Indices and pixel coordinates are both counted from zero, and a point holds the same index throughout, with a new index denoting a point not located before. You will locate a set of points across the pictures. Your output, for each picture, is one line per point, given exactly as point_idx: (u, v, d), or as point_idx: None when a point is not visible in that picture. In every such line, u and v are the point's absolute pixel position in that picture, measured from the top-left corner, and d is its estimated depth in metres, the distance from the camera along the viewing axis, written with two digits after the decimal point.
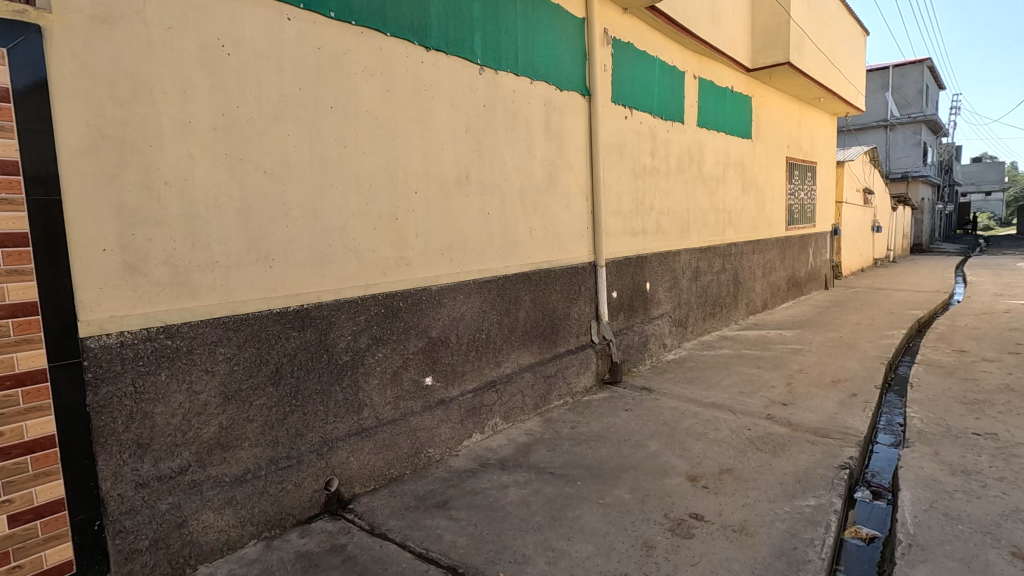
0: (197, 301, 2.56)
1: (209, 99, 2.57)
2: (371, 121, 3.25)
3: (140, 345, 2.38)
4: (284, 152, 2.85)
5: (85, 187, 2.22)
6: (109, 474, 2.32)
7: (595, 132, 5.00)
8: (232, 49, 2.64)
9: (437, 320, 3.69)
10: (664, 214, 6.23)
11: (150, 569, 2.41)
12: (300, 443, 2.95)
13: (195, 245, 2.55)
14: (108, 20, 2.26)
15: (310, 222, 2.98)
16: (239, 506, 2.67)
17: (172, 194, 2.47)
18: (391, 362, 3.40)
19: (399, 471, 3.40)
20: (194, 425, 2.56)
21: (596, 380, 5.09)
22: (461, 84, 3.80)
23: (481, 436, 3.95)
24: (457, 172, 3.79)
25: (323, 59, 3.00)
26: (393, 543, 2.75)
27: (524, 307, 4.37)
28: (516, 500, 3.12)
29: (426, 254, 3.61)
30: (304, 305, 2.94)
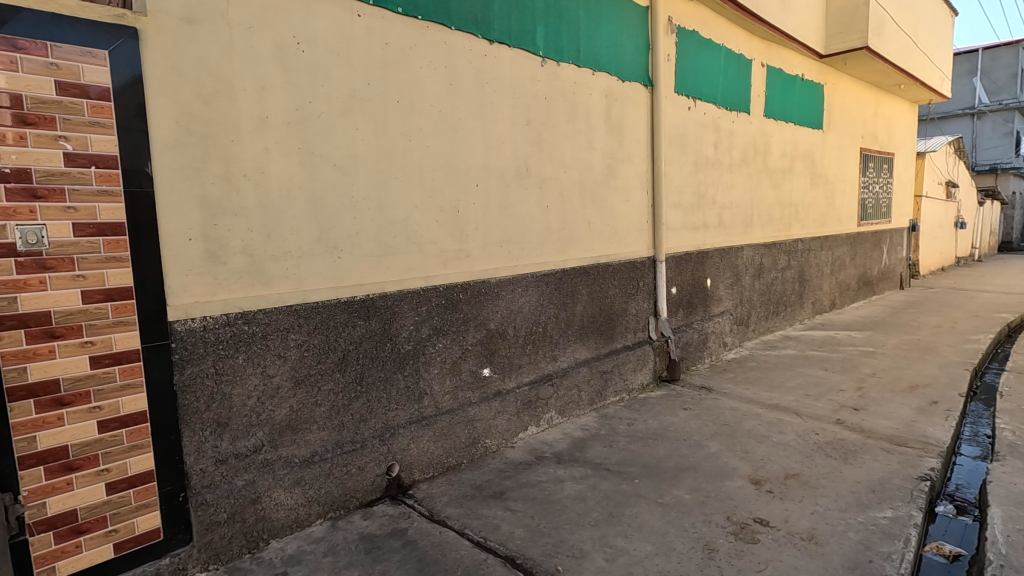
0: (270, 289, 2.68)
1: (284, 95, 2.67)
2: (435, 115, 3.29)
3: (220, 329, 2.52)
4: (353, 145, 2.93)
5: (173, 181, 2.36)
6: (192, 449, 2.48)
7: (657, 123, 4.87)
8: (305, 46, 2.73)
9: (496, 312, 3.71)
10: (727, 209, 6.02)
11: (227, 540, 2.56)
12: (364, 429, 3.05)
13: (269, 236, 2.66)
14: (195, 21, 2.38)
15: (376, 214, 3.05)
16: (307, 485, 2.79)
17: (250, 186, 2.59)
18: (450, 353, 3.45)
19: (456, 460, 3.46)
20: (268, 407, 2.69)
21: (653, 378, 4.99)
22: (523, 76, 3.79)
23: (536, 429, 3.96)
24: (517, 165, 3.79)
25: (390, 54, 3.06)
26: (451, 530, 2.80)
27: (581, 301, 4.34)
28: (572, 495, 3.12)
29: (485, 247, 3.64)
30: (370, 295, 3.03)
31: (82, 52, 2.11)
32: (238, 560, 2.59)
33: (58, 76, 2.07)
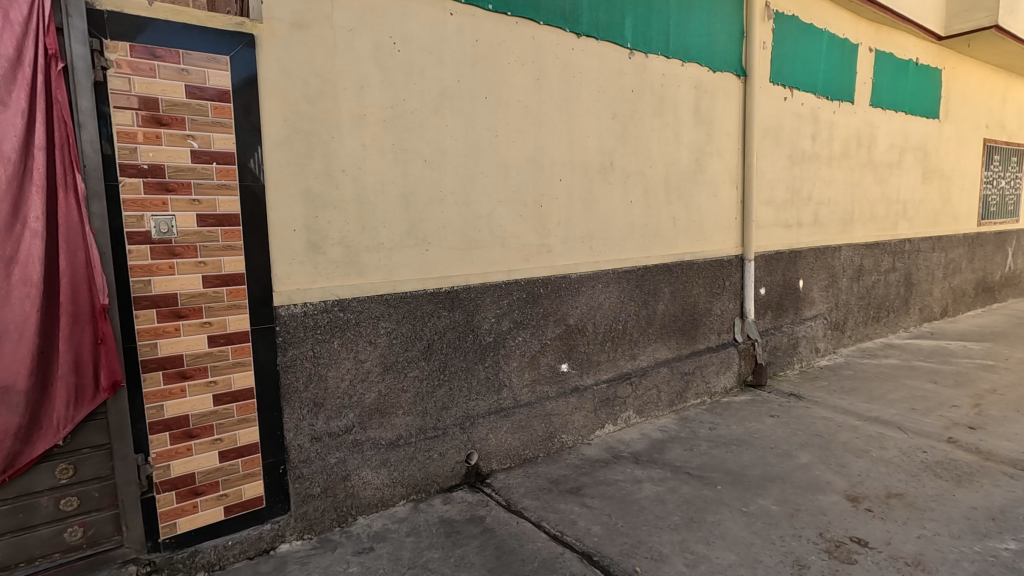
0: (364, 278, 2.82)
1: (380, 94, 2.79)
2: (521, 111, 3.32)
3: (319, 315, 2.68)
4: (442, 141, 3.02)
5: (281, 175, 2.54)
6: (291, 426, 2.66)
7: (750, 115, 4.64)
8: (401, 45, 2.84)
9: (576, 308, 3.70)
10: (824, 205, 5.63)
11: (320, 513, 2.74)
12: (445, 416, 3.15)
13: (364, 228, 2.80)
14: (304, 25, 2.55)
15: (462, 208, 3.13)
16: (393, 467, 2.92)
17: (348, 181, 2.73)
18: (530, 346, 3.48)
19: (533, 453, 3.49)
20: (359, 390, 2.83)
21: (738, 382, 4.78)
22: (610, 69, 3.73)
23: (614, 427, 3.91)
24: (601, 160, 3.75)
25: (480, 50, 3.11)
26: (528, 521, 2.83)
27: (663, 299, 4.22)
28: (651, 496, 3.05)
29: (567, 242, 3.63)
30: (454, 287, 3.12)
31: (208, 59, 2.32)
32: (329, 532, 2.76)
33: (188, 80, 2.29)
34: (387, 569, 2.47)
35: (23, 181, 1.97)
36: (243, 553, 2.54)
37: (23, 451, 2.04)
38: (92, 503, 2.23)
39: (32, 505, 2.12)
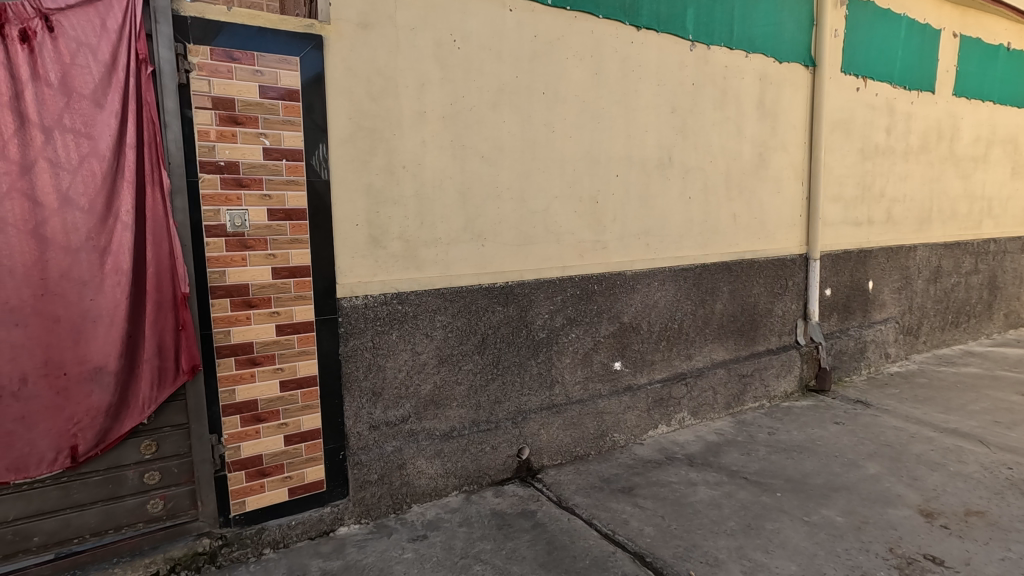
0: (422, 272, 2.88)
1: (440, 91, 2.84)
2: (578, 106, 3.29)
3: (379, 307, 2.76)
4: (499, 137, 3.04)
5: (345, 171, 2.63)
6: (351, 414, 2.76)
7: (818, 107, 4.42)
8: (461, 43, 2.87)
9: (630, 306, 3.64)
10: (898, 202, 5.30)
11: (377, 499, 2.82)
12: (498, 410, 3.17)
13: (423, 223, 2.86)
14: (368, 26, 2.62)
15: (518, 203, 3.14)
16: (446, 458, 2.98)
17: (408, 177, 2.79)
18: (583, 343, 3.46)
19: (584, 450, 3.47)
20: (415, 381, 2.90)
21: (799, 386, 4.58)
22: (670, 62, 3.64)
23: (667, 428, 3.83)
24: (660, 155, 3.67)
25: (538, 46, 3.11)
26: (580, 519, 2.83)
27: (721, 299, 4.10)
28: (706, 500, 2.98)
29: (622, 238, 3.58)
30: (509, 282, 3.14)
31: (280, 60, 2.43)
32: (385, 518, 2.84)
33: (262, 81, 2.40)
34: (441, 557, 2.52)
35: (115, 177, 2.12)
36: (305, 534, 2.66)
37: (112, 427, 2.20)
38: (172, 478, 2.39)
39: (120, 477, 2.29)
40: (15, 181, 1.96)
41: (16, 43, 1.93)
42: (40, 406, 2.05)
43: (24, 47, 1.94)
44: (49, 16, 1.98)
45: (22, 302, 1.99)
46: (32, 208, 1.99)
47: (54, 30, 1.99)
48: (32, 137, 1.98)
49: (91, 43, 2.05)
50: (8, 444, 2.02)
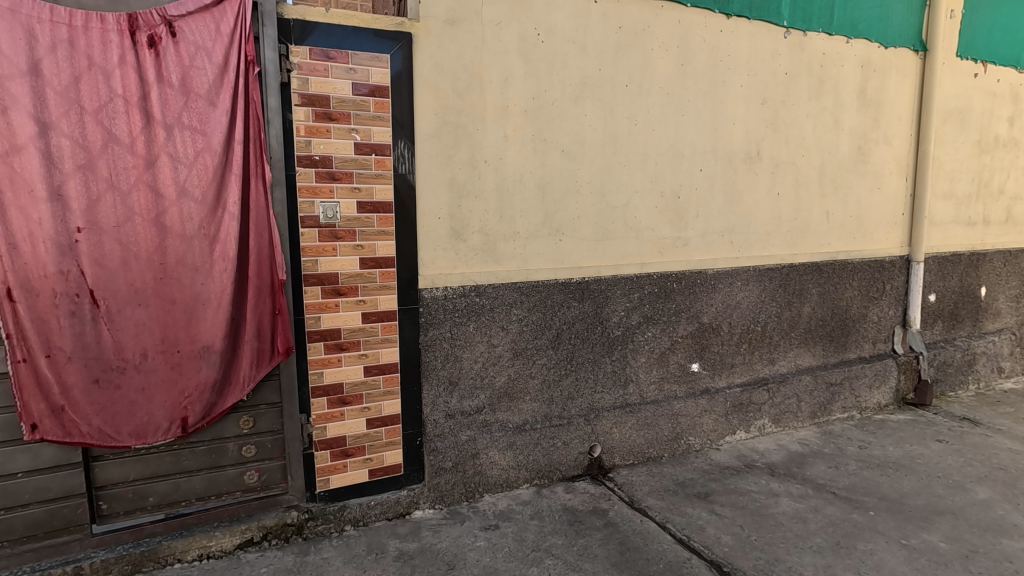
0: (500, 266, 2.91)
1: (524, 85, 2.84)
2: (662, 98, 3.20)
3: (457, 299, 2.82)
4: (581, 131, 3.01)
5: (430, 166, 2.70)
6: (429, 401, 2.84)
7: (929, 95, 4.05)
8: (545, 36, 2.86)
9: (711, 306, 3.51)
10: (1019, 201, 4.77)
11: (450, 486, 2.89)
12: (571, 406, 3.16)
13: (503, 217, 2.88)
14: (455, 22, 2.67)
15: (597, 198, 3.10)
16: (518, 450, 3.00)
17: (489, 171, 2.82)
18: (659, 343, 3.37)
19: (658, 452, 3.38)
20: (490, 373, 2.94)
21: (895, 399, 4.24)
22: (763, 50, 3.45)
23: (745, 435, 3.67)
24: (747, 148, 3.50)
25: (623, 37, 3.04)
26: (653, 521, 2.77)
27: (810, 302, 3.86)
28: (790, 513, 2.82)
29: (705, 235, 3.45)
30: (586, 278, 3.11)
31: (372, 58, 2.53)
32: (458, 504, 2.91)
33: (355, 79, 2.50)
34: (513, 548, 2.55)
35: (224, 170, 2.29)
36: (383, 514, 2.76)
37: (217, 402, 2.38)
38: (266, 452, 2.56)
39: (222, 448, 2.48)
40: (141, 174, 2.15)
41: (144, 47, 2.12)
42: (157, 379, 2.25)
43: (151, 51, 2.13)
44: (172, 22, 2.16)
45: (145, 284, 2.19)
46: (155, 199, 2.18)
47: (176, 35, 2.17)
48: (156, 133, 2.16)
49: (207, 46, 2.22)
50: (131, 412, 2.24)
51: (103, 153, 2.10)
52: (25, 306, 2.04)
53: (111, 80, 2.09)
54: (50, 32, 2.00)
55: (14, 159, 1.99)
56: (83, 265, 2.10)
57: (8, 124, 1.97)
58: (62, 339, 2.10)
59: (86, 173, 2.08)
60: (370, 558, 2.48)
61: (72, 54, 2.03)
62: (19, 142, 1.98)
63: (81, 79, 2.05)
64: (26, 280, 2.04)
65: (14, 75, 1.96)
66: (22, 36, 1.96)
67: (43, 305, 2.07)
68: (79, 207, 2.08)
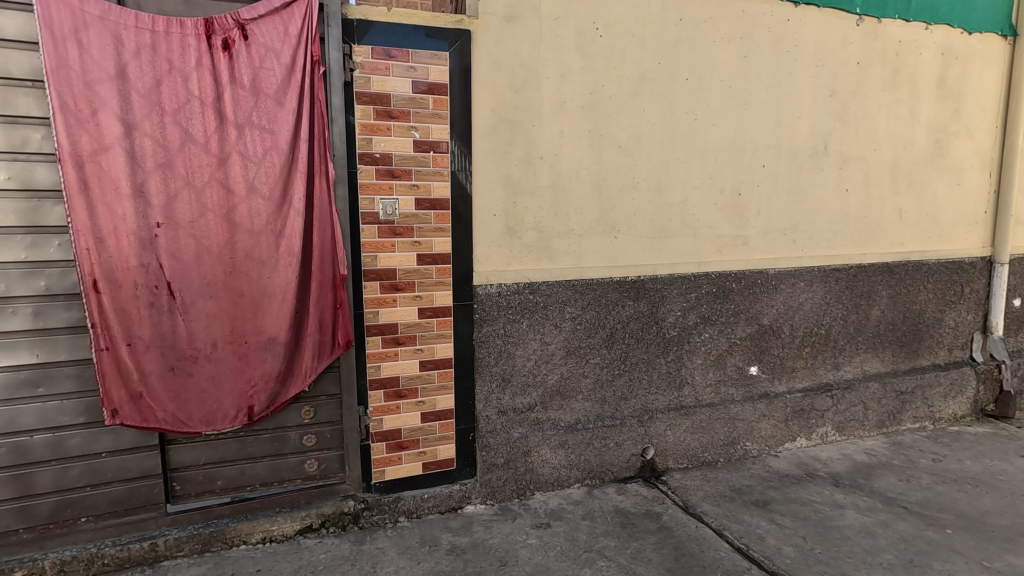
0: (554, 263, 2.89)
1: (581, 80, 2.81)
2: (724, 92, 3.09)
3: (511, 296, 2.82)
4: (638, 127, 2.95)
5: (487, 163, 2.70)
6: (481, 398, 2.85)
7: (1017, 84, 3.75)
8: (604, 30, 2.81)
9: (771, 307, 3.37)
10: None
11: (501, 483, 2.90)
12: (624, 406, 3.11)
13: (557, 214, 2.86)
14: (513, 18, 2.66)
15: (654, 194, 3.03)
16: (570, 449, 2.98)
17: (545, 168, 2.81)
18: (716, 344, 3.27)
19: (713, 456, 3.29)
20: (543, 371, 2.93)
21: (972, 410, 3.97)
22: (833, 39, 3.29)
23: (806, 442, 3.51)
24: (814, 142, 3.34)
25: (684, 29, 2.96)
26: (708, 528, 2.69)
27: (879, 305, 3.65)
28: (858, 527, 2.68)
29: (766, 234, 3.31)
30: (641, 277, 3.05)
31: (431, 56, 2.55)
32: (509, 501, 2.91)
33: (414, 77, 2.53)
34: (565, 547, 2.53)
35: (290, 168, 2.36)
36: (435, 508, 2.80)
37: (280, 392, 2.47)
38: (325, 442, 2.64)
39: (284, 436, 2.57)
40: (214, 172, 2.25)
41: (219, 50, 2.21)
42: (226, 368, 2.35)
43: (225, 54, 2.22)
44: (245, 25, 2.24)
45: (216, 278, 2.30)
46: (226, 196, 2.27)
47: (248, 38, 2.25)
48: (228, 133, 2.26)
49: (276, 48, 2.29)
50: (202, 399, 2.35)
51: (180, 152, 2.20)
52: (109, 297, 2.17)
53: (189, 82, 2.19)
54: (135, 38, 2.11)
55: (102, 158, 2.11)
56: (161, 258, 2.22)
57: (97, 125, 2.10)
58: (141, 328, 2.23)
59: (165, 171, 2.19)
60: (423, 550, 2.51)
61: (154, 58, 2.14)
62: (106, 142, 2.11)
63: (161, 82, 2.16)
64: (111, 272, 2.16)
65: (103, 78, 2.08)
66: (110, 42, 2.08)
67: (125, 296, 2.19)
68: (158, 203, 2.19)
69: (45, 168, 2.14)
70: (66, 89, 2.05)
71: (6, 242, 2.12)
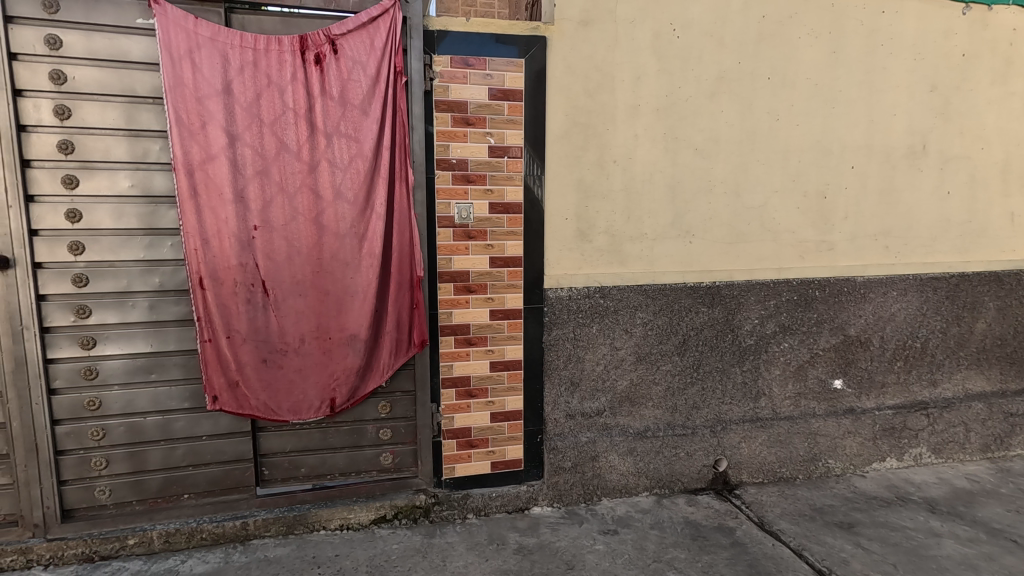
0: (625, 267, 2.87)
1: (657, 82, 2.77)
2: (809, 90, 2.95)
3: (582, 300, 2.82)
4: (716, 128, 2.87)
5: (560, 167, 2.73)
6: (550, 400, 2.87)
7: None
8: (681, 31, 2.76)
9: (859, 318, 3.17)
10: None
11: (569, 486, 2.90)
12: (696, 416, 3.02)
13: (630, 218, 2.84)
14: (589, 22, 2.66)
15: (732, 198, 2.94)
16: (639, 456, 2.94)
17: (618, 171, 2.79)
18: (797, 355, 3.11)
19: (791, 472, 3.13)
20: (612, 376, 2.90)
21: None
22: (934, 30, 3.05)
23: (897, 464, 3.27)
24: (910, 142, 3.12)
25: (766, 26, 2.85)
26: (786, 547, 2.56)
27: (984, 317, 3.35)
28: (958, 559, 2.47)
29: (854, 239, 3.12)
30: (716, 282, 2.96)
31: (507, 63, 2.60)
32: (576, 505, 2.90)
33: (491, 84, 2.60)
34: (633, 556, 2.49)
35: (374, 174, 2.48)
36: (503, 507, 2.84)
37: (360, 386, 2.60)
38: (400, 437, 2.75)
39: (362, 429, 2.70)
40: (305, 178, 2.41)
41: (312, 65, 2.37)
42: (312, 362, 2.51)
43: (317, 68, 2.38)
44: (335, 41, 2.39)
45: (305, 277, 2.45)
46: (315, 201, 2.43)
47: (338, 52, 2.39)
48: (318, 141, 2.41)
49: (363, 61, 2.42)
50: (290, 390, 2.51)
51: (276, 160, 2.37)
52: (213, 294, 2.37)
53: (285, 95, 2.36)
54: (240, 56, 2.30)
55: (209, 166, 2.32)
56: (257, 258, 2.40)
57: (206, 137, 2.30)
58: (239, 322, 2.42)
59: (262, 178, 2.37)
60: (491, 548, 2.55)
61: (255, 74, 2.32)
62: (213, 152, 2.31)
63: (261, 95, 2.34)
64: (214, 271, 2.36)
65: (212, 94, 2.28)
66: (218, 60, 2.28)
67: (226, 293, 2.39)
68: (255, 208, 2.37)
69: (161, 176, 2.37)
70: (181, 105, 2.26)
71: (128, 242, 2.37)
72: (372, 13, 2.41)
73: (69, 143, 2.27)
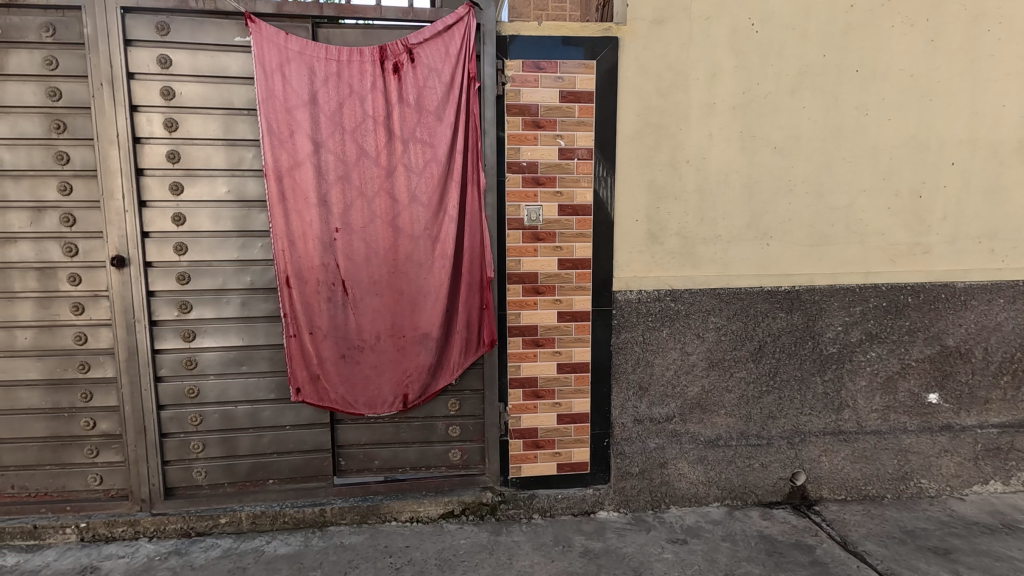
0: (698, 271, 2.79)
1: (733, 79, 2.68)
2: (903, 81, 2.76)
3: (652, 303, 2.77)
4: (797, 125, 2.74)
5: (631, 168, 2.69)
6: (618, 404, 2.84)
7: None
8: (760, 26, 2.66)
9: (958, 327, 2.92)
10: None
11: (636, 492, 2.86)
12: (772, 426, 2.90)
13: (704, 219, 2.76)
14: (663, 21, 2.62)
15: (814, 198, 2.80)
16: (710, 465, 2.85)
17: (691, 172, 2.72)
18: (886, 366, 2.91)
19: (878, 491, 2.93)
20: (683, 382, 2.83)
21: None
22: None
23: (1002, 488, 2.99)
24: (1021, 136, 2.84)
25: (855, 16, 2.69)
26: (872, 569, 2.40)
27: None
28: None
29: (954, 242, 2.88)
30: (796, 287, 2.83)
31: (578, 65, 2.61)
32: (643, 512, 2.85)
33: (561, 86, 2.61)
34: (703, 567, 2.42)
35: (447, 178, 2.56)
36: (568, 509, 2.83)
37: (431, 383, 2.69)
38: (468, 434, 2.81)
39: (433, 425, 2.78)
40: (383, 183, 2.51)
41: (390, 74, 2.47)
42: (386, 359, 2.61)
43: (395, 77, 2.48)
44: (412, 50, 2.48)
45: (381, 278, 2.56)
46: (392, 204, 2.53)
47: (414, 61, 2.48)
48: (396, 147, 2.51)
49: (438, 68, 2.50)
50: (366, 385, 2.63)
51: (356, 165, 2.49)
52: (298, 292, 2.52)
53: (365, 103, 2.47)
54: (325, 67, 2.43)
55: (296, 173, 2.47)
56: (338, 259, 2.53)
57: (294, 145, 2.45)
58: (321, 319, 2.55)
59: (343, 183, 2.49)
60: (556, 549, 2.55)
61: (338, 84, 2.45)
62: (300, 159, 2.46)
63: (344, 104, 2.46)
64: (299, 270, 2.51)
65: (300, 104, 2.43)
66: (305, 72, 2.42)
67: (310, 291, 2.53)
68: (337, 211, 2.50)
69: (254, 182, 2.55)
70: (272, 115, 2.43)
71: (224, 244, 2.56)
72: (447, 22, 2.49)
73: (176, 153, 2.49)
